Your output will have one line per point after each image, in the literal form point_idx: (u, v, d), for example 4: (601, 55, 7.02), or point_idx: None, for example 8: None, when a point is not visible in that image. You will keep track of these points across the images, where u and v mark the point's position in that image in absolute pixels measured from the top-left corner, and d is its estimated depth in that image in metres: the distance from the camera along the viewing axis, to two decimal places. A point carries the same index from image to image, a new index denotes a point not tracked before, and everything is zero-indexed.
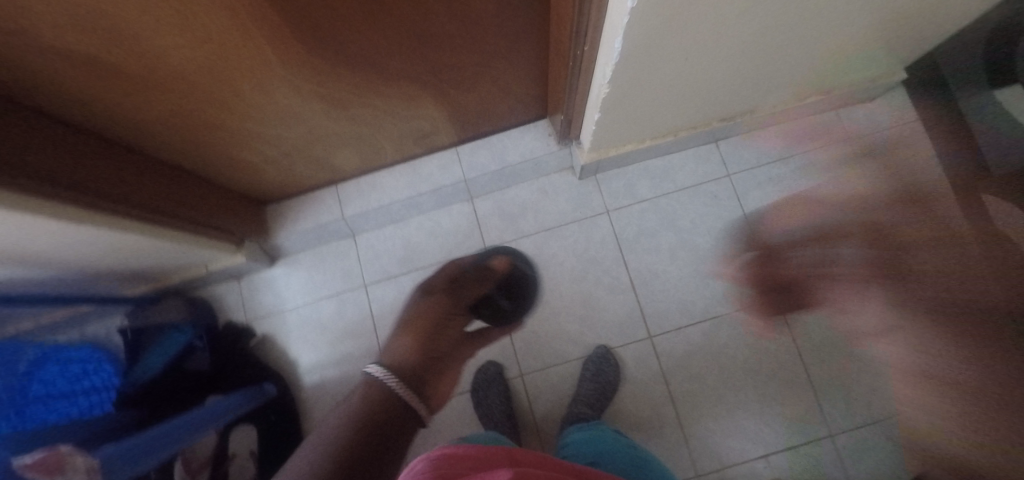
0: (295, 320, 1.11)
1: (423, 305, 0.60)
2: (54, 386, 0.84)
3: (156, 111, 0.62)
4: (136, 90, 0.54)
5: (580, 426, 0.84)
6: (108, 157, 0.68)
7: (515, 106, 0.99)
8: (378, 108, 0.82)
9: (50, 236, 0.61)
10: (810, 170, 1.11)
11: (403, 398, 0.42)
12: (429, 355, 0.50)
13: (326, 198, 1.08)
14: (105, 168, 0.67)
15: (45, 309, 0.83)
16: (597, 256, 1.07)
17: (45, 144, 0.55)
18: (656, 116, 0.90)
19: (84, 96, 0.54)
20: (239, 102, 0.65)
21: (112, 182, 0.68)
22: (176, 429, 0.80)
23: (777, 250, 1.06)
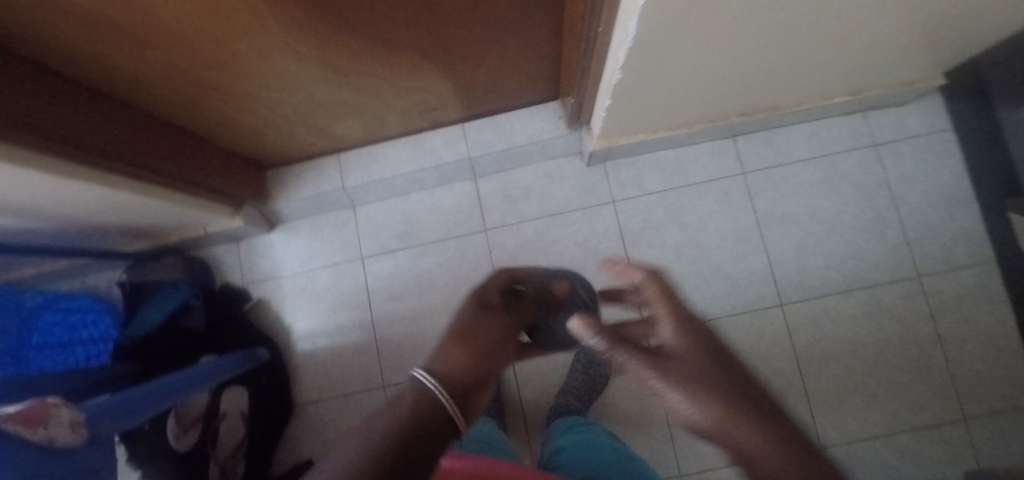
0: (290, 287, 1.11)
1: (485, 314, 0.51)
2: (55, 335, 0.75)
3: (154, 69, 0.60)
4: (134, 47, 0.52)
5: (571, 428, 0.78)
6: (106, 112, 0.66)
7: (525, 84, 0.94)
8: (382, 79, 0.79)
9: (49, 192, 0.61)
10: (829, 173, 1.06)
11: (448, 414, 0.33)
12: (483, 373, 0.41)
13: (327, 167, 1.06)
14: (104, 123, 0.65)
15: (42, 258, 0.76)
16: (599, 246, 1.05)
17: (45, 100, 0.54)
18: (673, 106, 0.86)
19: (81, 51, 0.51)
20: (235, 64, 0.63)
21: (110, 138, 0.67)
22: (172, 383, 0.80)
23: (785, 255, 1.03)
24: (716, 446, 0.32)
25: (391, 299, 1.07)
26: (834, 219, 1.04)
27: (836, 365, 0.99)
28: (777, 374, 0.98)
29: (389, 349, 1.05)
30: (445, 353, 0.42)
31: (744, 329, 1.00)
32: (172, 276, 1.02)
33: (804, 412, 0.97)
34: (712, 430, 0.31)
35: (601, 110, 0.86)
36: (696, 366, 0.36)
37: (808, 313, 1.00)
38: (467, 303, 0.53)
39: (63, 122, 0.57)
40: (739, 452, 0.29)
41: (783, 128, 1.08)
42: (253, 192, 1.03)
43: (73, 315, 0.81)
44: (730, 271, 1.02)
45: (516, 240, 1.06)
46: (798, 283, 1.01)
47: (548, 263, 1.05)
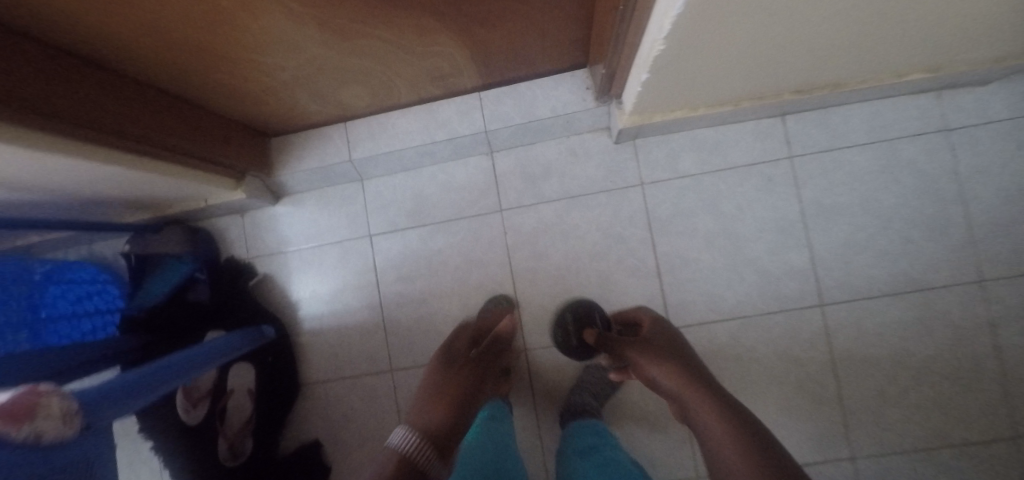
0: (296, 263, 1.06)
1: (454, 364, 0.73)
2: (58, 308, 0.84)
3: (138, 30, 0.53)
4: (107, 4, 0.45)
5: (583, 452, 0.74)
6: (95, 79, 0.60)
7: (549, 51, 0.84)
8: (390, 43, 0.70)
9: (28, 165, 0.57)
10: (891, 160, 0.94)
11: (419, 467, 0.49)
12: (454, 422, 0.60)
13: (333, 137, 0.98)
14: (92, 92, 0.60)
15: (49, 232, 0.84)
16: (623, 233, 0.97)
17: (23, 66, 0.49)
18: (719, 82, 0.75)
19: (50, 11, 0.45)
20: (225, 23, 0.55)
21: (101, 110, 0.62)
22: (177, 363, 0.79)
23: (830, 251, 0.93)
24: (676, 403, 0.55)
25: (400, 280, 1.02)
26: (891, 213, 0.93)
27: (876, 372, 0.91)
28: (810, 378, 0.92)
29: (397, 332, 1.01)
30: (421, 414, 0.60)
31: (778, 329, 0.93)
32: (176, 248, 0.99)
33: (837, 421, 0.91)
34: (670, 387, 0.55)
35: (635, 84, 0.76)
36: (663, 354, 0.61)
37: (850, 316, 0.92)
38: (438, 363, 0.73)
39: (43, 94, 0.52)
40: (686, 405, 0.52)
41: (841, 106, 0.95)
42: (255, 162, 0.96)
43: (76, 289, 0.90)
44: (766, 266, 0.94)
45: (533, 222, 0.99)
46: (842, 282, 0.92)
47: (566, 248, 0.97)
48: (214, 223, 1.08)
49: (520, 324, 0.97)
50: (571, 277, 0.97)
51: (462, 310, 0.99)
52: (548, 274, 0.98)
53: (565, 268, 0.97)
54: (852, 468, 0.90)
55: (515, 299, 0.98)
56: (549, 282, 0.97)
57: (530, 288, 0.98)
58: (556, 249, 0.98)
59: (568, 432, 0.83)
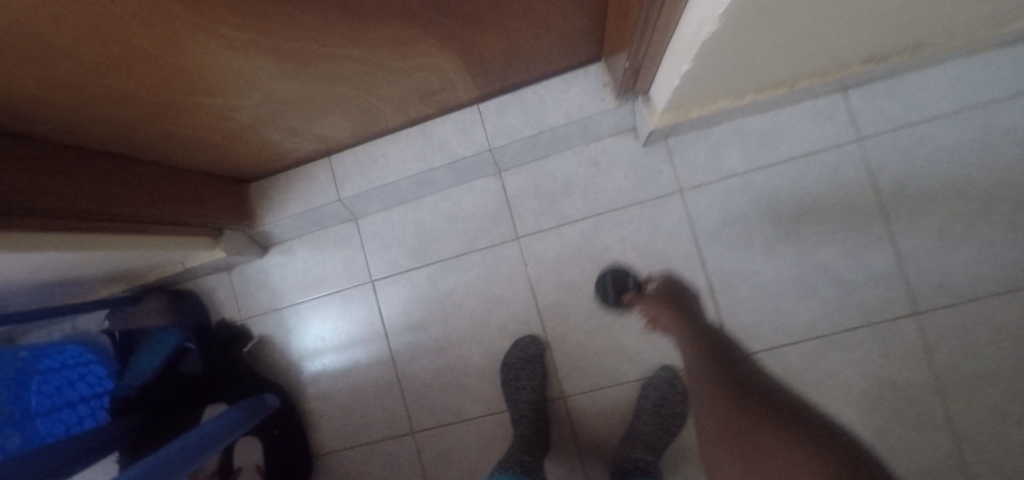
0: (295, 318, 0.95)
1: None
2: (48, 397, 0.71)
3: (36, 87, 0.41)
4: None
5: None
6: (9, 155, 0.47)
7: (556, 47, 0.70)
8: (362, 63, 0.58)
9: None
10: (985, 129, 0.77)
11: None
12: None
13: (318, 175, 0.86)
14: (10, 170, 0.47)
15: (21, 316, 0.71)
16: (664, 251, 0.82)
17: None
18: (772, 61, 0.60)
19: None
20: (146, 64, 0.43)
21: (24, 189, 0.48)
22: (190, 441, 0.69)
23: (919, 247, 0.77)
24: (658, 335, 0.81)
25: (411, 328, 0.90)
26: (993, 194, 0.76)
27: (997, 389, 0.74)
28: (910, 403, 0.76)
29: (414, 387, 0.89)
30: None
31: (864, 348, 0.77)
32: (158, 320, 0.90)
33: (951, 453, 0.74)
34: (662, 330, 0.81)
35: (669, 76, 0.62)
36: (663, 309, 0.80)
37: (953, 324, 0.76)
38: None
39: None
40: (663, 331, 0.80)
41: (916, 71, 0.78)
42: (232, 216, 0.85)
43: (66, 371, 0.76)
44: (842, 273, 0.78)
45: (557, 248, 0.85)
46: (938, 284, 0.76)
47: (599, 275, 0.83)
48: (203, 283, 0.98)
49: (554, 368, 0.84)
50: (607, 307, 0.83)
51: (485, 357, 0.87)
52: (580, 307, 0.84)
53: (599, 298, 0.83)
54: None
55: (544, 339, 0.85)
56: (582, 316, 0.84)
57: (560, 325, 0.84)
58: (586, 277, 0.84)
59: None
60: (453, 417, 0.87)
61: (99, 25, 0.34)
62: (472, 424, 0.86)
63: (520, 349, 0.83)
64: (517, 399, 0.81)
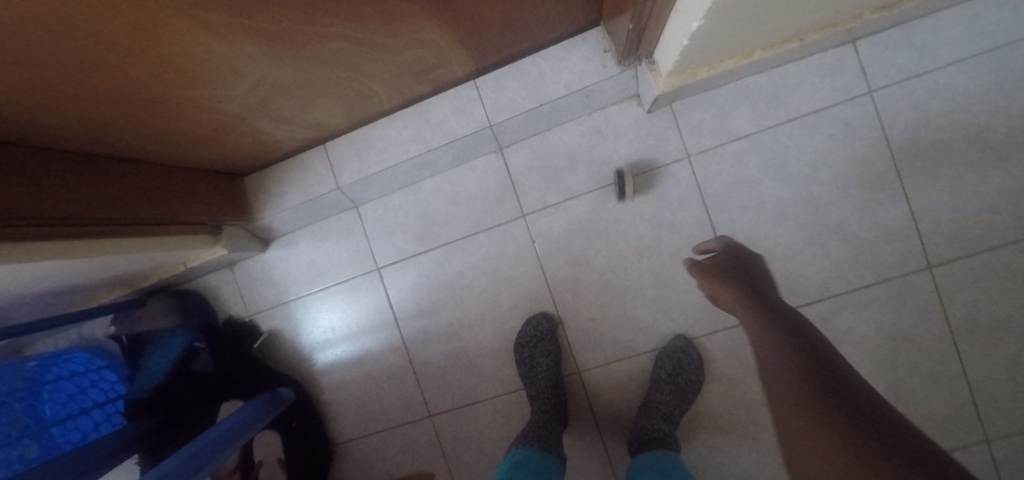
0: (302, 310, 0.94)
1: None
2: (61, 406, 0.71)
3: (14, 87, 0.39)
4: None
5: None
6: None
7: (554, 12, 0.66)
8: (351, 40, 0.55)
9: None
10: (998, 74, 0.74)
11: None
12: None
13: (315, 163, 0.84)
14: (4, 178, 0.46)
15: (23, 329, 0.70)
16: (674, 219, 0.80)
17: None
18: (781, 14, 0.58)
19: None
20: (124, 53, 0.41)
21: (15, 196, 0.47)
22: (218, 433, 0.70)
23: (932, 200, 0.75)
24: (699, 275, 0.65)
25: (421, 314, 0.89)
26: (1006, 141, 0.74)
27: (1010, 337, 0.74)
28: (923, 356, 0.76)
29: (428, 372, 0.89)
30: None
31: (879, 305, 0.77)
32: (165, 322, 0.88)
33: (964, 401, 0.75)
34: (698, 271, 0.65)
35: (676, 36, 0.59)
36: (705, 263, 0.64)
37: (967, 275, 0.75)
38: None
39: None
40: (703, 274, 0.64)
41: (928, 16, 0.75)
42: (230, 212, 0.83)
43: (76, 379, 0.75)
44: (855, 231, 0.77)
45: (564, 223, 0.83)
46: (951, 237, 0.75)
47: (607, 248, 0.82)
48: (206, 282, 0.97)
49: (568, 344, 0.84)
50: (617, 280, 0.82)
51: (498, 337, 0.86)
52: (591, 281, 0.83)
53: (609, 271, 0.82)
54: (991, 454, 0.74)
55: (556, 316, 0.84)
56: (593, 290, 0.83)
57: (572, 301, 0.84)
58: (595, 251, 0.82)
59: (635, 465, 0.68)
60: (470, 398, 0.87)
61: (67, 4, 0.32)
62: (489, 404, 0.87)
63: (532, 328, 0.82)
64: (532, 377, 0.80)
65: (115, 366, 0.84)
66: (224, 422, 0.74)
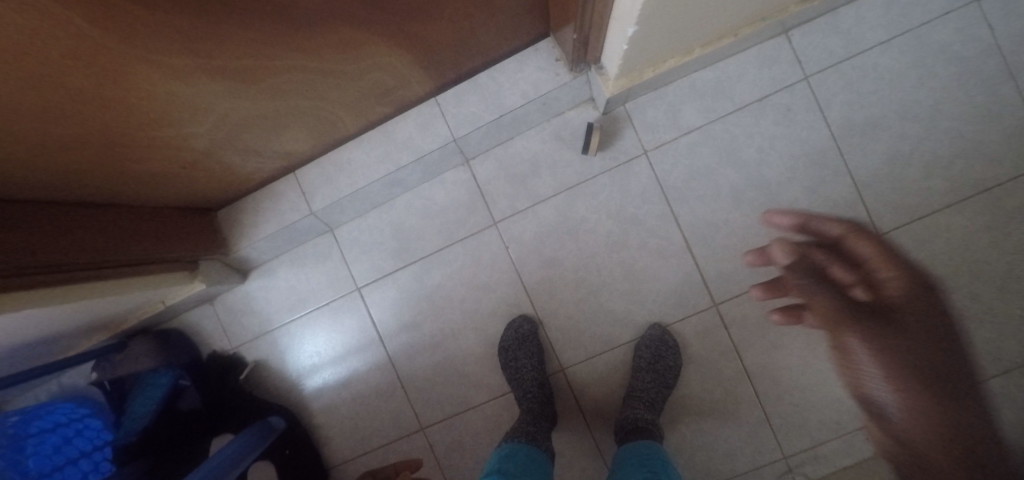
0: (286, 337, 0.95)
1: None
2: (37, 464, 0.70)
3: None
4: None
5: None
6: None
7: (502, 27, 0.70)
8: (309, 71, 0.58)
9: None
10: (920, 51, 0.80)
11: None
12: None
13: (287, 192, 0.85)
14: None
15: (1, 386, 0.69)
16: (638, 213, 0.84)
17: None
18: (711, 14, 0.62)
19: None
20: (86, 101, 0.43)
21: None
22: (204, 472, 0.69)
23: (872, 173, 0.81)
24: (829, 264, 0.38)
25: (405, 329, 0.91)
26: (934, 111, 0.80)
27: (958, 294, 0.79)
28: None
29: (416, 385, 0.90)
30: None
31: None
32: (148, 362, 0.88)
33: None
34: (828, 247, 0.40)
35: (617, 41, 0.63)
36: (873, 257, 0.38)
37: (912, 239, 0.80)
38: None
39: None
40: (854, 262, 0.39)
41: (850, 4, 0.81)
42: (205, 246, 0.84)
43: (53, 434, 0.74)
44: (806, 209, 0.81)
45: (534, 227, 0.86)
46: (895, 205, 0.80)
47: (578, 247, 0.85)
48: (187, 319, 0.97)
49: (550, 343, 0.86)
50: (591, 276, 0.85)
51: (482, 344, 0.88)
52: (566, 280, 0.86)
53: (582, 269, 0.85)
54: None
55: (536, 318, 0.87)
56: (569, 289, 0.86)
57: (550, 301, 0.86)
58: (567, 251, 0.85)
59: (621, 454, 0.70)
60: (460, 407, 0.89)
61: (33, 66, 0.35)
62: (480, 411, 0.88)
63: (514, 331, 0.85)
64: (519, 379, 0.82)
65: (100, 412, 0.83)
66: (211, 459, 0.73)
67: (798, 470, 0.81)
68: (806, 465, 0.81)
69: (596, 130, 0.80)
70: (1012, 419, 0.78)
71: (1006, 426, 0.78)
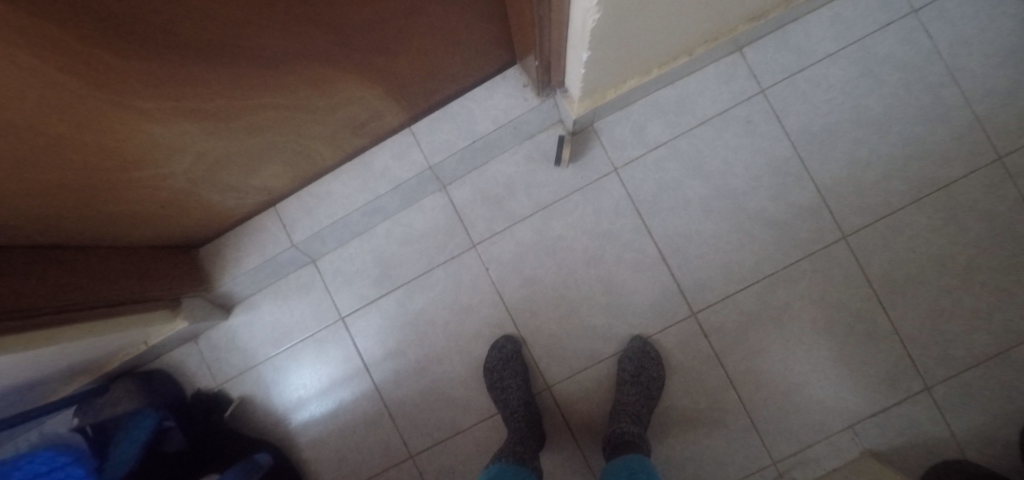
0: (272, 371, 0.94)
1: None
2: None
3: None
4: None
5: None
6: None
7: (469, 58, 0.73)
8: (284, 107, 0.60)
9: None
10: (866, 61, 0.85)
11: None
12: None
13: (267, 226, 0.87)
14: None
15: None
16: (613, 228, 0.86)
17: None
18: (663, 37, 0.66)
19: None
20: (64, 147, 0.44)
21: None
22: None
23: (833, 178, 0.84)
24: None
25: (390, 356, 0.91)
26: (886, 117, 0.84)
27: (925, 290, 0.82)
28: (856, 319, 0.83)
29: (404, 412, 0.90)
30: None
31: (807, 278, 0.84)
32: (130, 404, 0.86)
33: (899, 355, 0.82)
34: None
35: (576, 66, 0.66)
36: None
37: (877, 239, 0.83)
38: None
39: None
40: None
41: (797, 20, 0.86)
42: (187, 283, 0.84)
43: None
44: (773, 215, 0.84)
45: (513, 247, 0.88)
46: (857, 206, 0.83)
47: (557, 264, 0.87)
48: (172, 357, 0.96)
49: (536, 361, 0.87)
50: (571, 292, 0.86)
51: (468, 366, 0.89)
52: (546, 298, 0.87)
53: (562, 286, 0.87)
54: (933, 400, 0.80)
55: (519, 337, 0.87)
56: (551, 306, 0.87)
57: (532, 319, 0.87)
58: (546, 269, 0.87)
59: (609, 470, 0.70)
60: (449, 431, 0.89)
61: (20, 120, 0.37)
62: (469, 435, 0.88)
63: (498, 351, 0.85)
64: (505, 399, 0.83)
65: None
66: None
67: (788, 475, 0.81)
68: (796, 470, 0.81)
69: (567, 143, 0.84)
70: (989, 411, 0.79)
71: (985, 417, 0.79)
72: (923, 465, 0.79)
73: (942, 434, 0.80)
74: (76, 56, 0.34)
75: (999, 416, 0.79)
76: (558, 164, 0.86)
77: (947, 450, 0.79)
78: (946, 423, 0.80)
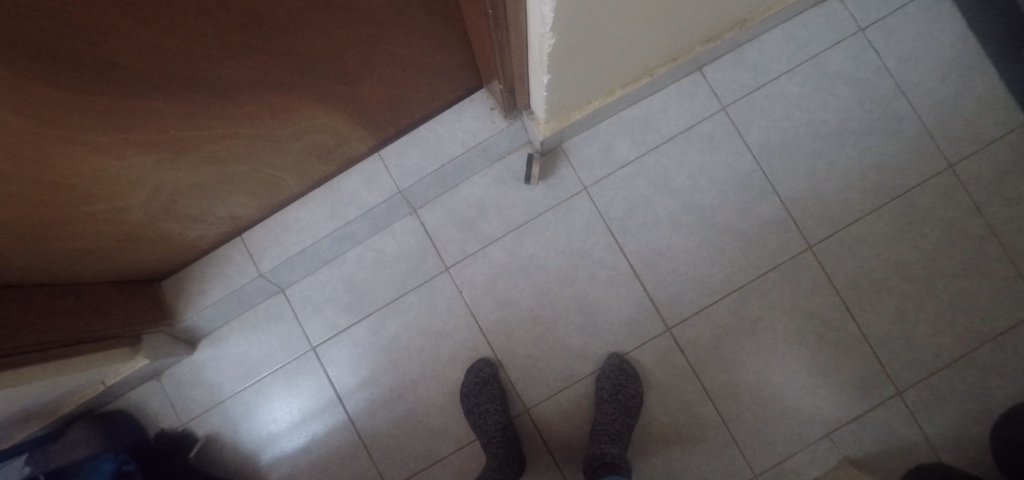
0: (241, 406, 0.91)
1: None
2: None
3: None
4: None
5: None
6: None
7: (436, 82, 0.74)
8: (244, 136, 0.59)
9: None
10: (820, 77, 0.88)
11: None
12: None
13: (234, 256, 0.85)
14: None
15: None
16: (585, 246, 0.87)
17: None
18: (623, 59, 0.67)
19: None
20: (8, 189, 0.42)
21: None
22: None
23: (795, 191, 0.86)
24: None
25: (364, 385, 0.89)
26: (841, 130, 0.87)
27: (888, 296, 0.84)
28: (827, 328, 0.84)
29: (380, 442, 0.87)
30: None
31: (777, 289, 0.85)
32: (87, 450, 0.83)
33: (870, 361, 0.83)
34: None
35: (538, 89, 0.66)
36: None
37: (840, 248, 0.85)
38: None
39: None
40: None
41: (752, 41, 0.89)
42: (149, 318, 0.81)
43: None
44: (740, 228, 0.86)
45: (486, 269, 0.88)
46: (820, 217, 0.86)
47: (531, 285, 0.87)
48: (133, 397, 0.92)
49: (514, 384, 0.85)
50: (546, 312, 0.86)
51: (445, 392, 0.87)
52: (522, 320, 0.86)
53: (537, 306, 0.86)
54: (906, 404, 0.82)
55: (495, 361, 0.86)
56: (526, 328, 0.86)
57: (508, 341, 0.86)
58: (520, 290, 0.87)
59: None
60: (427, 460, 0.86)
61: None
62: (448, 463, 0.86)
63: (474, 376, 0.84)
64: (483, 425, 0.81)
65: None
66: None
67: None
68: None
69: (536, 161, 0.84)
70: (960, 414, 0.80)
71: (956, 419, 0.80)
72: (900, 469, 0.80)
73: (917, 438, 0.80)
74: (30, 100, 0.34)
75: (970, 418, 0.80)
76: (528, 183, 0.86)
77: (923, 454, 0.80)
78: (919, 426, 0.81)
